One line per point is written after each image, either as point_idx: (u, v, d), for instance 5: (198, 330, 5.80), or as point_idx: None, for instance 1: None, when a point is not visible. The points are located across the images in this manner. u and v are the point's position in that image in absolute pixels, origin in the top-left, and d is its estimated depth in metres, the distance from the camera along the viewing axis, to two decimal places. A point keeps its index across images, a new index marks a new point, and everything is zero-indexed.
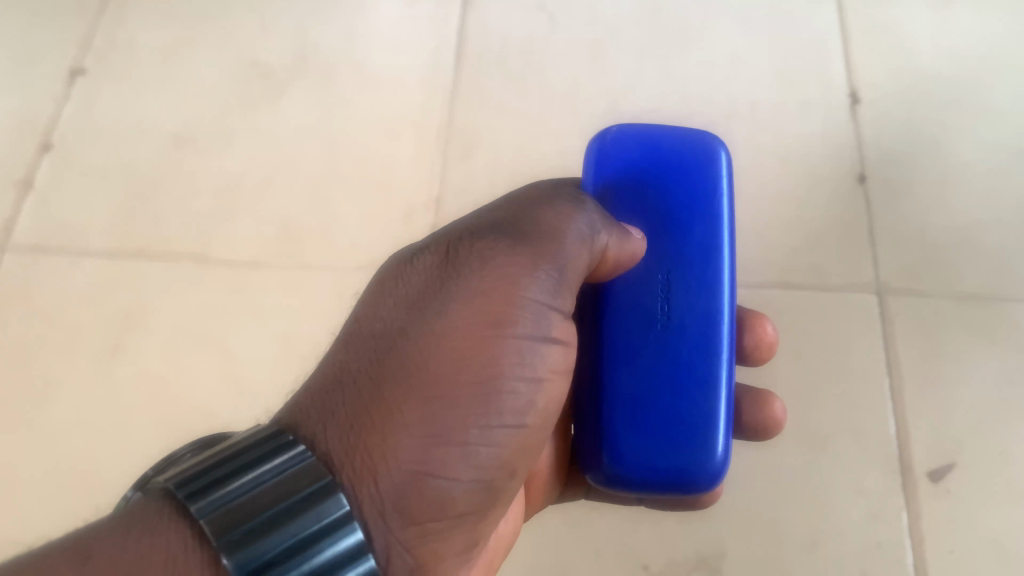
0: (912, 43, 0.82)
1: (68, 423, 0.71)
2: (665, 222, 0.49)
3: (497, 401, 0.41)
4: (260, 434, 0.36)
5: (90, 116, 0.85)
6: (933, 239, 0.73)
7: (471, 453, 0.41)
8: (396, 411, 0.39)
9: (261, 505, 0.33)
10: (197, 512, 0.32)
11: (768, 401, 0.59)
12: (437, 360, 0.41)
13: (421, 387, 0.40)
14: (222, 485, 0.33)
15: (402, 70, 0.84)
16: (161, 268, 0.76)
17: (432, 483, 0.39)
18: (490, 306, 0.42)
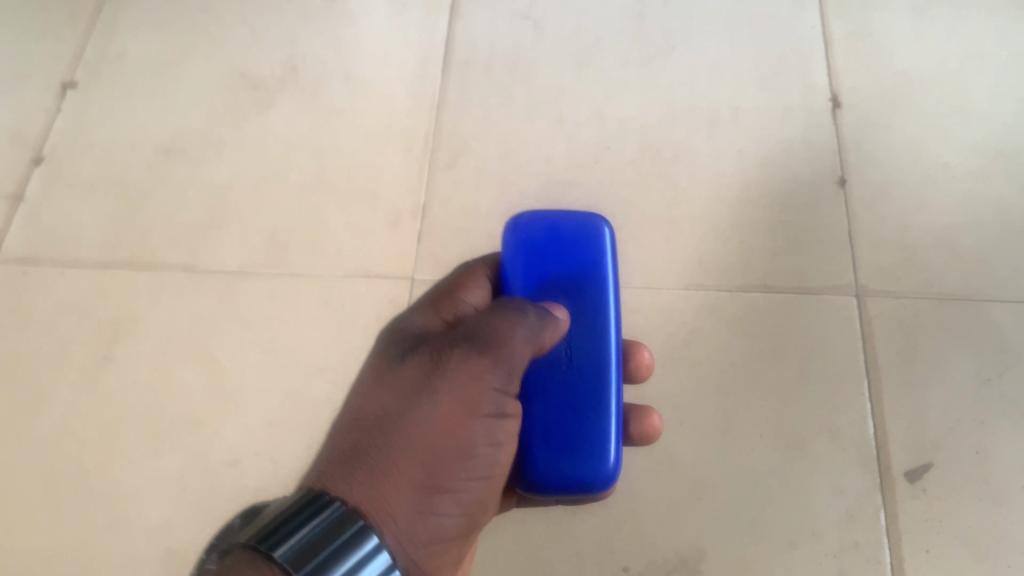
0: (892, 47, 0.83)
1: (57, 430, 0.72)
2: (565, 286, 0.57)
3: (476, 460, 0.51)
4: (302, 497, 0.45)
5: (81, 128, 0.86)
6: (913, 241, 0.73)
7: (459, 495, 0.51)
8: (396, 475, 0.48)
9: (326, 543, 0.42)
10: (277, 554, 0.41)
11: (646, 414, 0.66)
12: (428, 433, 0.50)
13: (416, 455, 0.49)
14: (296, 531, 0.42)
15: (390, 79, 0.86)
16: (149, 277, 0.77)
17: (430, 523, 0.50)
18: (468, 396, 0.51)
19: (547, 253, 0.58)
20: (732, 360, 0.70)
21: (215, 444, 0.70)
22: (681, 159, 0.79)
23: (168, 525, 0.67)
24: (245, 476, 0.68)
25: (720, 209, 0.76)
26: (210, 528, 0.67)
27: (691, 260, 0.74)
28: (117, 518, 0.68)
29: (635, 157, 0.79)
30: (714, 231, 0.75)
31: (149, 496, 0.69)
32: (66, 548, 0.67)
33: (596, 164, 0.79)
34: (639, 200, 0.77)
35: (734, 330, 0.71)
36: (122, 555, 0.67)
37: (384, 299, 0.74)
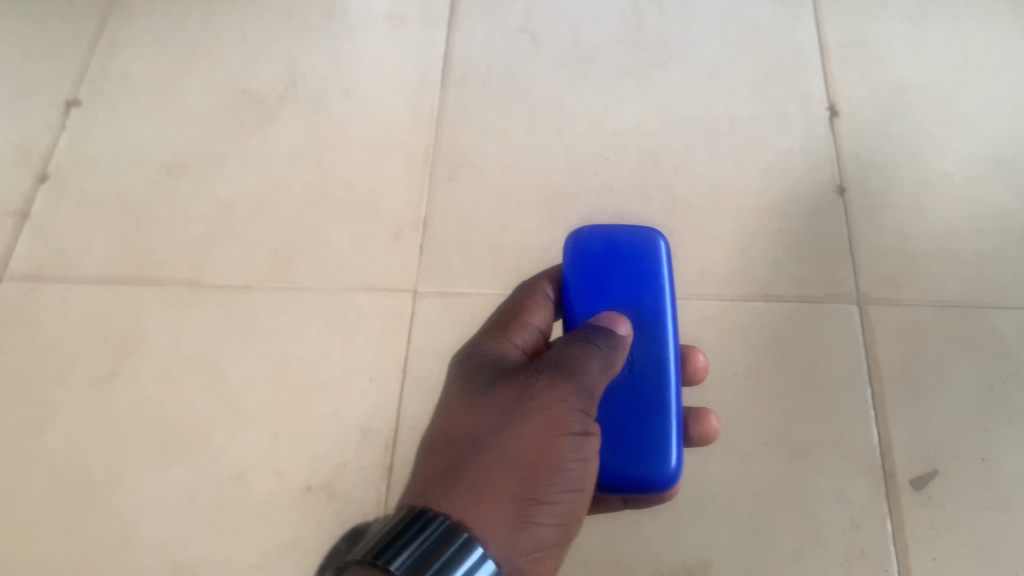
0: (888, 56, 0.84)
1: (63, 446, 0.72)
2: (624, 299, 0.57)
3: (569, 472, 0.49)
4: (404, 519, 0.45)
5: (84, 145, 0.87)
6: (913, 248, 0.74)
7: (553, 505, 0.49)
8: (494, 491, 0.47)
9: (437, 557, 0.42)
10: (393, 565, 0.42)
11: (704, 415, 0.66)
12: (524, 450, 0.48)
13: (513, 471, 0.48)
14: (410, 545, 0.43)
15: (389, 94, 0.86)
16: (154, 292, 0.78)
17: (528, 530, 0.47)
18: (553, 411, 0.50)
19: (602, 266, 0.58)
20: (734, 369, 0.70)
21: (222, 459, 0.70)
22: (681, 169, 0.79)
23: (175, 540, 0.67)
24: (252, 490, 0.69)
25: (721, 219, 0.77)
26: (218, 542, 0.67)
27: (693, 270, 0.74)
28: (125, 534, 0.68)
29: (635, 168, 0.80)
30: (715, 241, 0.75)
31: (156, 511, 0.69)
32: (75, 564, 0.67)
33: (597, 176, 0.80)
34: (640, 210, 0.78)
35: (736, 339, 0.71)
36: (130, 571, 0.67)
37: (387, 311, 0.75)
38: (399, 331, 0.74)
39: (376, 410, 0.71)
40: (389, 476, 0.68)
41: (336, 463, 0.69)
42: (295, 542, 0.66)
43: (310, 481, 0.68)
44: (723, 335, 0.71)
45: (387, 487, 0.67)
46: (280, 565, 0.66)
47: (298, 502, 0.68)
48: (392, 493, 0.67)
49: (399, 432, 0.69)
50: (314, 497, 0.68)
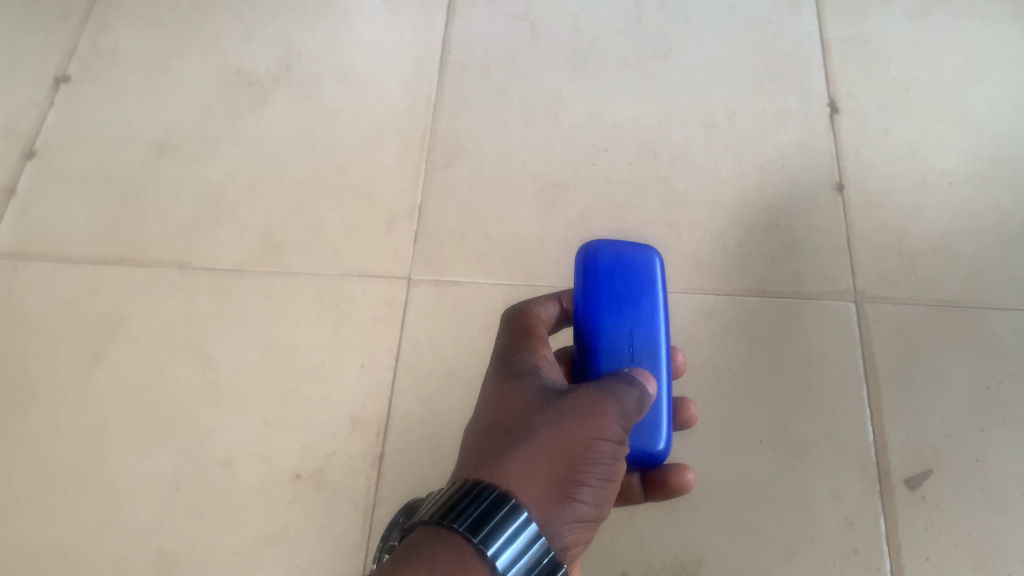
0: (890, 54, 0.83)
1: (46, 428, 0.70)
2: (626, 296, 0.54)
3: (608, 464, 0.46)
4: (462, 485, 0.44)
5: (72, 122, 0.85)
6: (911, 248, 0.73)
7: (593, 490, 0.45)
8: (538, 470, 0.44)
9: (497, 516, 0.41)
10: (458, 524, 0.41)
11: (681, 405, 0.63)
12: (569, 436, 0.45)
13: (557, 453, 0.45)
14: (471, 503, 0.42)
15: (386, 79, 0.85)
16: (142, 274, 0.76)
17: (569, 510, 0.44)
18: (596, 407, 0.47)
19: (605, 273, 0.55)
20: (730, 364, 0.70)
21: (209, 445, 0.69)
22: (680, 162, 0.79)
23: (160, 526, 0.66)
24: (240, 478, 0.67)
25: (719, 213, 0.76)
26: (203, 530, 0.66)
27: (689, 264, 0.74)
28: (108, 519, 0.67)
29: (633, 160, 0.79)
30: (712, 235, 0.75)
31: (141, 497, 0.67)
32: (56, 550, 0.66)
33: (595, 167, 0.79)
34: (637, 203, 0.77)
35: (732, 334, 0.71)
36: (113, 557, 0.65)
37: (380, 299, 0.74)
38: (391, 319, 0.73)
39: (367, 399, 0.70)
40: (380, 466, 0.67)
41: (325, 452, 0.68)
42: (282, 530, 0.65)
43: (299, 469, 0.67)
44: (719, 330, 0.71)
45: (377, 477, 0.66)
46: (267, 554, 0.64)
47: (286, 489, 0.67)
48: (382, 483, 0.66)
49: (390, 422, 0.69)
50: (302, 485, 0.67)
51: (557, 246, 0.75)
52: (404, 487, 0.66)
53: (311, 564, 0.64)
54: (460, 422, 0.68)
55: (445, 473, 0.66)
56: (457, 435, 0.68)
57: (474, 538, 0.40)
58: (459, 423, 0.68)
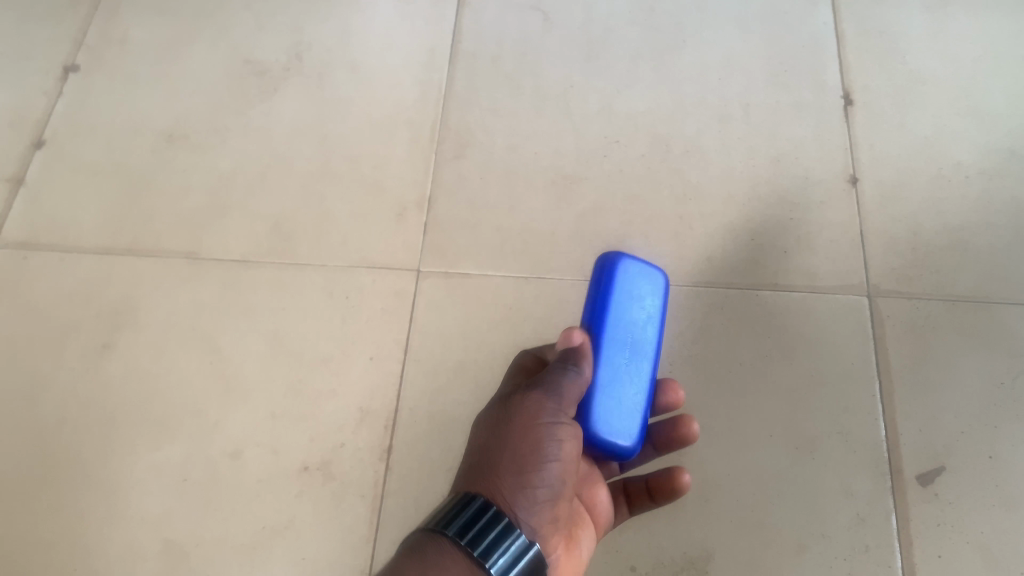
0: (906, 46, 0.82)
1: (54, 418, 0.70)
2: (646, 303, 0.58)
3: (556, 443, 0.51)
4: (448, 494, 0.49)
5: (82, 110, 0.85)
6: (925, 242, 0.73)
7: (550, 469, 0.51)
8: (494, 475, 0.50)
9: (479, 517, 0.46)
10: (447, 529, 0.45)
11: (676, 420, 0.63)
12: (515, 437, 0.51)
13: (508, 454, 0.51)
14: (454, 507, 0.47)
15: (396, 69, 0.85)
16: (150, 264, 0.76)
17: (530, 492, 0.50)
18: (530, 406, 0.52)
19: (629, 279, 0.58)
20: (741, 359, 0.69)
21: (217, 436, 0.69)
22: (692, 155, 0.78)
23: (168, 517, 0.66)
24: (247, 469, 0.67)
25: (731, 207, 0.75)
26: (211, 521, 0.65)
27: (701, 258, 0.73)
28: (116, 509, 0.67)
29: (645, 153, 0.78)
30: (725, 229, 0.74)
31: (149, 487, 0.67)
32: (64, 539, 0.66)
33: (606, 158, 0.78)
34: (649, 195, 0.76)
35: (743, 329, 0.70)
36: (120, 547, 0.65)
37: (389, 290, 0.73)
38: (401, 311, 0.72)
39: (375, 391, 0.69)
40: (388, 459, 0.67)
41: (333, 444, 0.67)
42: (290, 522, 0.65)
43: (307, 461, 0.67)
44: (730, 324, 0.70)
45: (385, 470, 0.66)
46: (274, 545, 0.64)
47: (294, 481, 0.66)
48: (390, 476, 0.66)
49: (398, 414, 0.68)
50: (310, 477, 0.67)
51: (568, 238, 0.75)
52: (412, 479, 0.66)
53: (318, 556, 0.64)
54: (469, 415, 0.68)
55: (453, 465, 0.66)
56: (465, 428, 0.67)
57: (462, 540, 0.45)
58: (468, 416, 0.68)
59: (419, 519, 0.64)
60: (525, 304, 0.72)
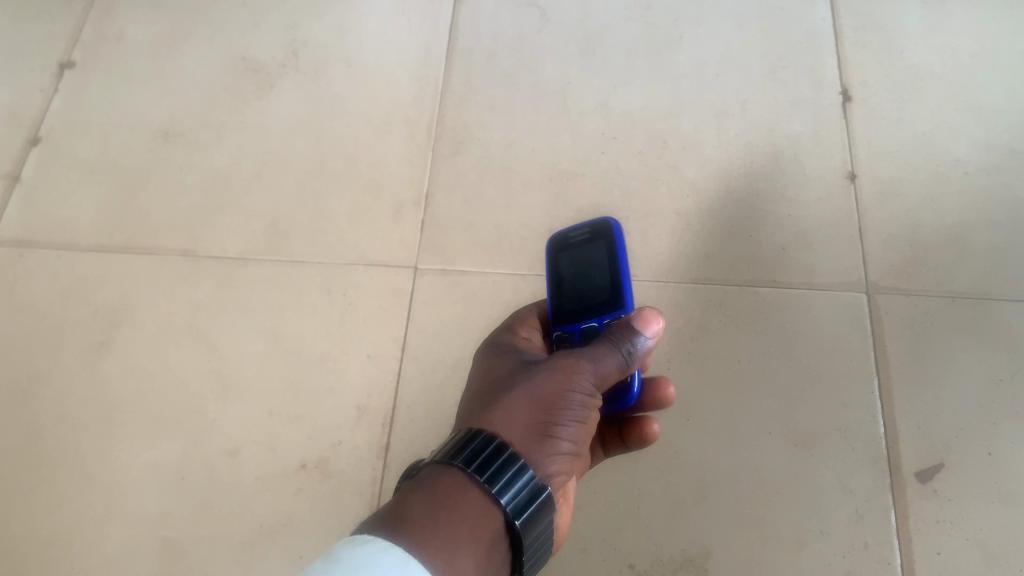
0: (904, 42, 0.82)
1: (50, 417, 0.70)
2: None
3: (581, 408, 0.46)
4: (460, 432, 0.44)
5: (77, 108, 0.84)
6: (923, 238, 0.72)
7: (567, 433, 0.46)
8: (514, 421, 0.45)
9: (502, 456, 0.41)
10: (460, 461, 0.41)
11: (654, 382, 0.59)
12: (541, 386, 0.46)
13: (532, 400, 0.46)
14: (473, 442, 0.42)
15: (393, 66, 0.84)
16: (146, 262, 0.76)
17: (545, 450, 0.45)
18: (567, 365, 0.47)
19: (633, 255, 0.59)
20: (740, 356, 0.69)
21: (214, 434, 0.68)
22: (689, 151, 0.78)
23: (166, 515, 0.66)
24: (244, 468, 0.67)
25: (729, 204, 0.75)
26: (208, 520, 0.65)
27: (699, 255, 0.73)
28: (113, 508, 0.66)
29: (643, 150, 0.78)
30: (723, 225, 0.74)
31: (146, 486, 0.67)
32: (61, 538, 0.65)
33: (604, 155, 0.78)
34: (646, 191, 0.76)
35: (742, 326, 0.70)
36: (117, 546, 0.65)
37: (386, 288, 0.73)
38: (398, 309, 0.72)
39: (373, 389, 0.69)
40: (386, 456, 0.66)
41: (331, 441, 0.67)
42: (287, 521, 0.65)
43: (304, 459, 0.67)
44: (729, 321, 0.70)
45: (383, 467, 0.66)
46: (272, 544, 0.64)
47: (291, 480, 0.66)
48: (388, 473, 0.66)
49: (396, 411, 0.68)
50: (308, 475, 0.66)
51: None
52: None
53: (316, 554, 0.63)
54: None
55: None
56: None
57: (479, 477, 0.40)
58: None
59: None
60: (523, 301, 0.72)
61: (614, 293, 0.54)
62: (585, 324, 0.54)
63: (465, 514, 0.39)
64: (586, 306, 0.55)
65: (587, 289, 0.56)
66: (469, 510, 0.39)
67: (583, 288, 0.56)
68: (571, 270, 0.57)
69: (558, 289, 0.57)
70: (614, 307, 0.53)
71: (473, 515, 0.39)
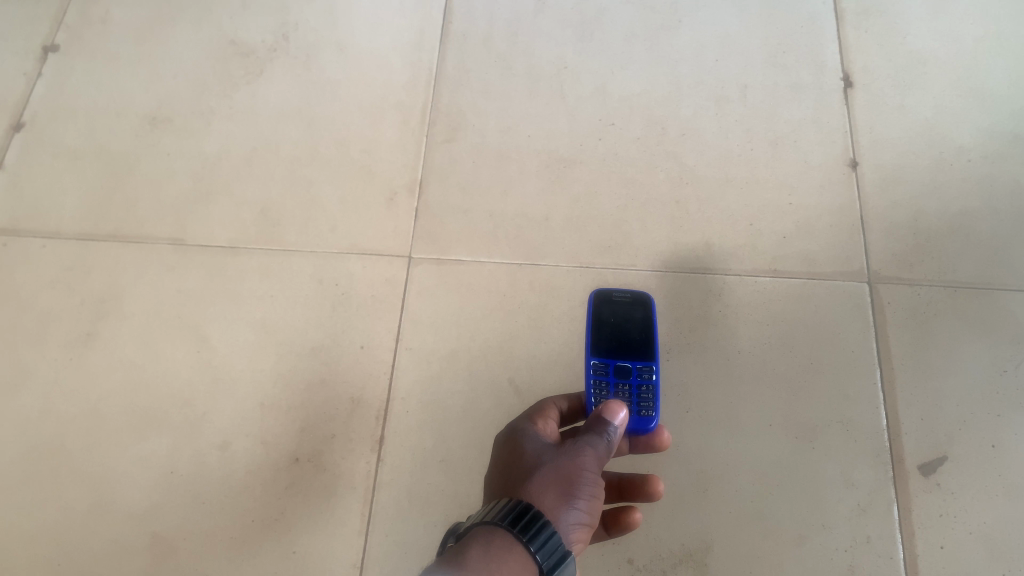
0: (906, 26, 0.81)
1: (35, 411, 0.68)
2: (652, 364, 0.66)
3: (597, 480, 0.51)
4: (499, 502, 0.48)
5: (62, 93, 0.82)
6: (927, 227, 0.71)
7: (589, 498, 0.50)
8: (541, 493, 0.50)
9: (539, 517, 0.46)
10: (507, 524, 0.45)
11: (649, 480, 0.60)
12: (562, 463, 0.51)
13: (554, 476, 0.51)
14: (512, 508, 0.46)
15: (385, 50, 0.83)
16: (134, 251, 0.74)
17: (572, 514, 0.49)
18: (578, 443, 0.53)
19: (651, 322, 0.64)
20: (740, 347, 0.68)
21: (205, 428, 0.67)
22: (689, 138, 0.76)
23: (155, 510, 0.64)
24: (237, 461, 0.66)
25: (730, 191, 0.74)
26: (198, 515, 0.64)
27: (698, 243, 0.72)
28: (101, 503, 0.65)
29: (642, 136, 0.77)
30: (722, 214, 0.73)
31: (134, 481, 0.65)
32: (49, 534, 0.64)
33: (601, 142, 0.77)
34: (645, 178, 0.75)
35: (742, 316, 0.69)
36: (105, 542, 0.63)
37: (380, 277, 0.72)
38: (392, 299, 0.71)
39: (366, 381, 0.68)
40: (380, 450, 0.65)
41: (324, 435, 0.66)
42: (281, 515, 0.63)
43: (297, 452, 0.66)
44: (732, 312, 0.69)
45: (377, 461, 0.65)
46: (265, 540, 0.63)
47: (284, 474, 0.65)
48: (382, 467, 0.64)
49: (390, 404, 0.67)
50: (300, 469, 0.65)
51: (562, 224, 0.73)
52: (404, 471, 0.64)
53: (309, 550, 0.62)
54: (462, 405, 0.66)
55: (447, 456, 0.65)
56: (459, 418, 0.66)
57: (522, 536, 0.45)
58: (461, 406, 0.66)
59: (412, 512, 0.63)
60: (519, 291, 0.70)
61: (649, 346, 0.60)
62: (620, 361, 0.59)
63: (514, 569, 0.43)
64: (622, 349, 0.60)
65: (623, 337, 0.60)
66: (517, 565, 0.44)
67: (620, 334, 0.60)
68: (611, 317, 0.61)
69: (595, 329, 0.61)
70: (647, 357, 0.59)
71: (517, 571, 0.43)
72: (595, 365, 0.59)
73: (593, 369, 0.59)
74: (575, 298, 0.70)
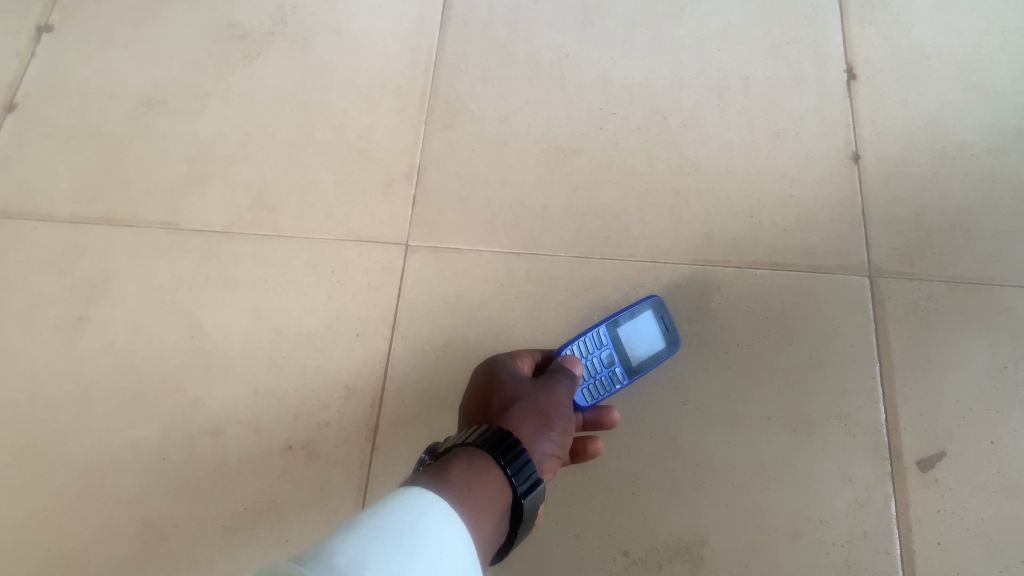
0: (911, 18, 0.80)
1: (24, 395, 0.68)
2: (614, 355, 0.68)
3: (566, 418, 0.55)
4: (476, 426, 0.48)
5: (55, 74, 0.81)
6: (929, 222, 0.71)
7: (559, 433, 0.54)
8: (518, 423, 0.52)
9: (518, 445, 0.46)
10: (486, 446, 0.45)
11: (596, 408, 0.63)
12: (537, 400, 0.54)
13: (528, 410, 0.53)
14: (492, 433, 0.46)
15: (384, 35, 0.81)
16: (127, 235, 0.73)
17: (546, 443, 0.52)
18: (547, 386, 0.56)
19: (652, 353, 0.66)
20: (738, 339, 0.67)
21: (197, 413, 0.66)
22: (690, 128, 0.76)
23: (145, 496, 0.64)
24: (229, 448, 0.65)
25: (730, 181, 0.73)
26: (189, 501, 0.63)
27: (698, 235, 0.71)
28: (90, 487, 0.64)
29: (642, 125, 0.76)
30: (722, 204, 0.72)
31: (124, 465, 0.65)
32: (37, 519, 0.63)
33: (601, 131, 0.76)
34: (646, 168, 0.74)
35: (742, 310, 0.68)
36: (95, 527, 0.63)
37: (375, 265, 0.71)
38: (387, 286, 0.70)
39: (361, 368, 0.67)
40: (374, 438, 0.64)
41: (318, 422, 0.65)
42: (272, 503, 0.63)
43: (290, 440, 0.65)
44: (732, 305, 0.68)
45: (372, 449, 0.64)
46: (256, 526, 0.62)
47: (276, 461, 0.64)
48: (376, 456, 0.64)
49: (384, 392, 0.66)
50: (293, 456, 0.64)
51: (560, 213, 0.72)
52: (398, 460, 0.63)
53: (301, 539, 0.62)
54: (457, 394, 0.66)
55: None
56: (453, 406, 0.65)
57: (501, 461, 0.44)
58: (455, 394, 0.66)
59: None
60: (517, 279, 0.70)
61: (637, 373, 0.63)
62: (614, 352, 0.63)
63: (491, 489, 0.43)
64: (622, 348, 0.63)
65: (634, 344, 0.64)
66: (493, 485, 0.43)
67: (633, 340, 0.64)
68: (641, 323, 0.64)
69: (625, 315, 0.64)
70: (629, 376, 0.63)
71: (492, 490, 0.43)
72: (598, 332, 0.63)
73: (596, 332, 0.63)
74: (572, 288, 0.69)
